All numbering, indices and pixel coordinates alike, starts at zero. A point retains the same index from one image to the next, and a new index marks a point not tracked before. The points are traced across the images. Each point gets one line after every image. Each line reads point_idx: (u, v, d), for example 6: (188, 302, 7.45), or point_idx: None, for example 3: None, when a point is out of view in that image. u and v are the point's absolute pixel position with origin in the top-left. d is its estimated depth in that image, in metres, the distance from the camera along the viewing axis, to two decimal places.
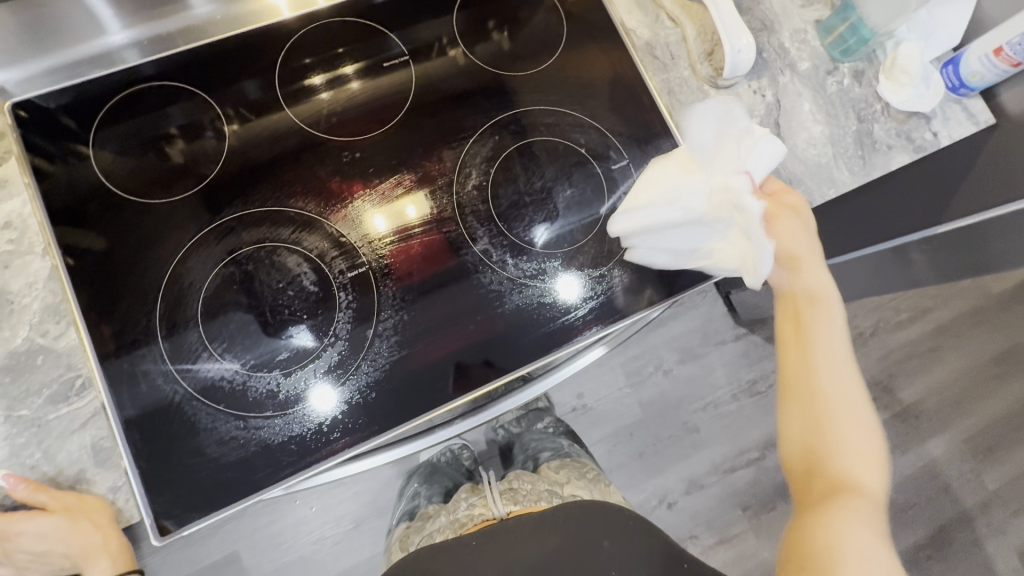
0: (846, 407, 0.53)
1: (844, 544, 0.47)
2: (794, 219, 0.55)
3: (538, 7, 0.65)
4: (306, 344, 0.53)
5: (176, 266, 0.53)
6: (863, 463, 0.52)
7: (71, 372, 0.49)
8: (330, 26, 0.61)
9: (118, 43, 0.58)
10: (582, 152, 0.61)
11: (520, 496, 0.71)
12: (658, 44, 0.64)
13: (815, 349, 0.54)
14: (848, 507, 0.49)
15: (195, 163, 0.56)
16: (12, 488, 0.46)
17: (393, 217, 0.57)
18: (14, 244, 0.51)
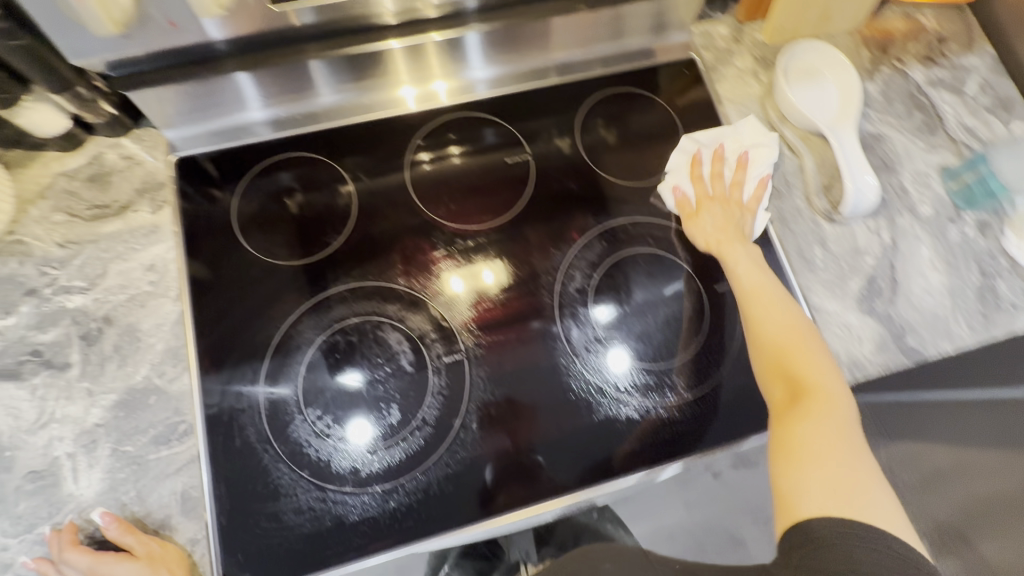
0: (791, 319, 0.51)
1: (812, 448, 0.44)
2: (709, 212, 0.59)
3: (646, 120, 0.67)
4: (355, 386, 0.54)
5: (288, 328, 0.56)
6: (812, 365, 0.49)
7: (177, 416, 0.52)
8: (451, 119, 0.65)
9: (255, 118, 0.62)
10: (686, 268, 0.61)
11: None
12: (774, 171, 0.64)
13: (744, 274, 0.55)
14: (807, 406, 0.47)
15: (321, 233, 0.60)
16: (105, 525, 0.47)
17: (470, 280, 0.59)
18: (153, 286, 0.55)
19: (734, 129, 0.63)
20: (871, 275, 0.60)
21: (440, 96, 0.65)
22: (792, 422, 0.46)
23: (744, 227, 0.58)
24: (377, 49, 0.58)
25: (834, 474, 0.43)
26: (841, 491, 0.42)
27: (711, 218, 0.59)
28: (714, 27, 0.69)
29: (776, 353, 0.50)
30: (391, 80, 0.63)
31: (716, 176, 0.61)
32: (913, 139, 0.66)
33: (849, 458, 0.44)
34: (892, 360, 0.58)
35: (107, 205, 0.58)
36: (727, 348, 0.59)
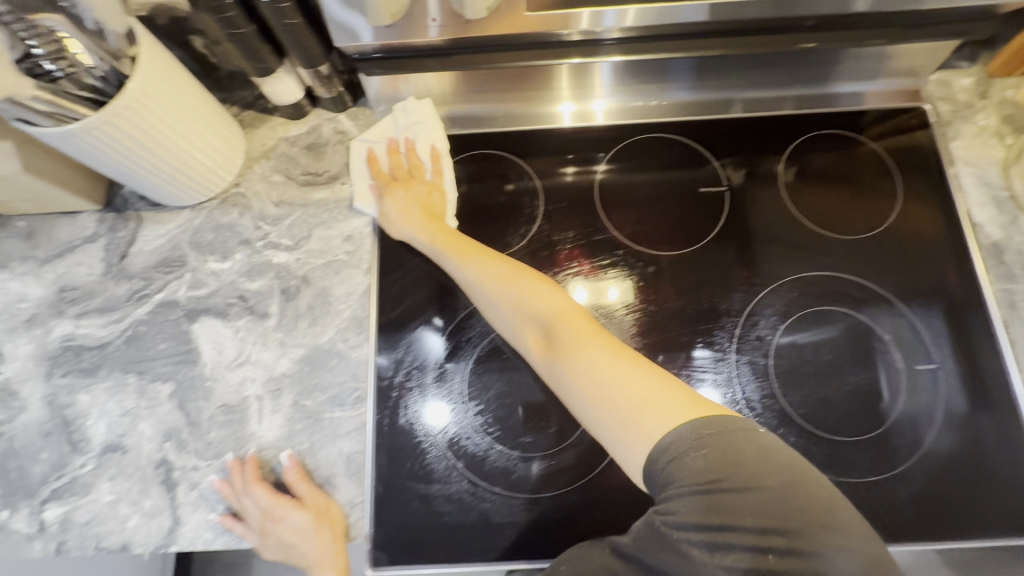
0: (461, 247, 0.55)
1: (603, 379, 0.42)
2: (404, 199, 0.58)
3: (837, 162, 0.62)
4: (473, 362, 0.56)
5: (463, 318, 0.57)
6: (538, 294, 0.49)
7: (353, 382, 0.55)
8: (630, 141, 0.64)
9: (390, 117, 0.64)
10: (885, 336, 0.55)
11: None
12: (1008, 248, 0.56)
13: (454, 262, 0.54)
14: (569, 343, 0.46)
15: (505, 231, 0.61)
16: (287, 468, 0.51)
17: (594, 294, 0.58)
18: (348, 255, 0.59)
19: (394, 114, 0.63)
20: None
21: (597, 116, 0.65)
22: (576, 370, 0.44)
23: (435, 204, 0.59)
24: (555, 63, 0.56)
25: (632, 389, 0.40)
26: (650, 411, 0.39)
27: (398, 203, 0.58)
28: (955, 78, 0.62)
29: (526, 306, 0.49)
30: (554, 94, 0.64)
31: (394, 166, 0.61)
32: None
33: (627, 367, 0.42)
34: None
35: (319, 173, 0.62)
36: (923, 437, 0.52)
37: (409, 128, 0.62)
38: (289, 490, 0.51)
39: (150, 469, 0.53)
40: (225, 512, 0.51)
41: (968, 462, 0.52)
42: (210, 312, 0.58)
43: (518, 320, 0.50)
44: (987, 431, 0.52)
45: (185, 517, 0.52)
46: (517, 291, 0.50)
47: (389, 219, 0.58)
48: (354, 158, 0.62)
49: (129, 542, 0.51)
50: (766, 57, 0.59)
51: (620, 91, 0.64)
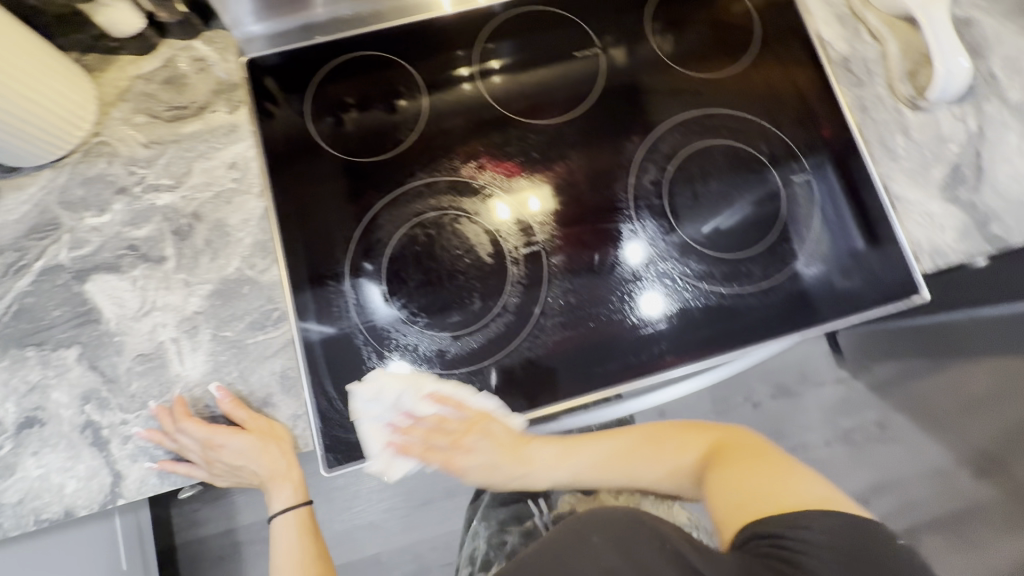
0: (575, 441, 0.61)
1: (749, 491, 0.51)
2: (461, 457, 0.57)
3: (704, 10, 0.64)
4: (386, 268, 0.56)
5: (369, 222, 0.57)
6: (676, 439, 0.59)
7: (271, 304, 0.54)
8: (511, 21, 0.63)
9: (253, 32, 0.61)
10: (762, 160, 0.59)
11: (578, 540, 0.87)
12: (855, 59, 0.61)
13: (570, 468, 0.60)
14: (715, 467, 0.54)
15: (392, 130, 0.60)
16: (220, 399, 0.50)
17: (516, 208, 0.57)
18: (236, 183, 0.57)
19: (366, 414, 0.52)
20: (956, 163, 0.59)
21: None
22: (721, 479, 0.53)
23: (500, 434, 0.54)
24: None
25: (762, 484, 0.51)
26: (776, 490, 0.50)
27: (479, 455, 0.57)
28: None
29: (665, 460, 0.58)
30: None
31: (432, 447, 0.55)
32: (1005, 23, 0.63)
33: (757, 473, 0.52)
34: (978, 247, 0.57)
35: (185, 106, 0.58)
36: (805, 238, 0.58)
37: (395, 390, 0.53)
38: (227, 420, 0.51)
39: (75, 434, 0.51)
40: (163, 458, 0.50)
41: (842, 251, 0.58)
42: (101, 268, 0.54)
43: (649, 463, 0.59)
44: (858, 225, 0.58)
45: (125, 470, 0.50)
46: (655, 456, 0.59)
47: (480, 478, 0.59)
48: (368, 443, 0.52)
49: (71, 507, 0.50)
50: None
51: None
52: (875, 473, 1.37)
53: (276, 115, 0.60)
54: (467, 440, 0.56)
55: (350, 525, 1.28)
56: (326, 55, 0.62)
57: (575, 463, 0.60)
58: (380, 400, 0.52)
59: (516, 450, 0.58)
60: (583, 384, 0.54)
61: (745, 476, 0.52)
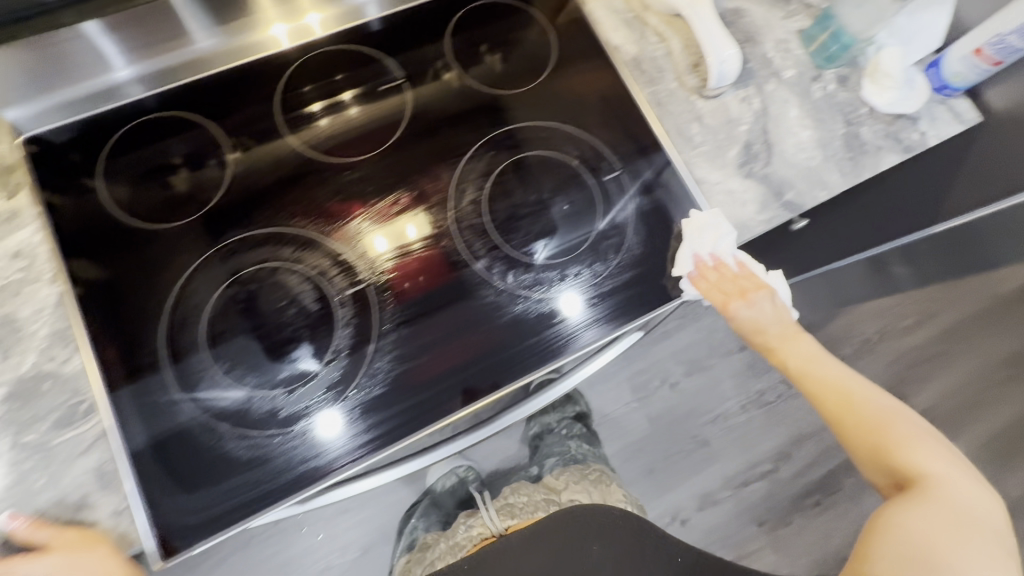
0: (872, 405, 0.57)
1: (910, 533, 0.51)
2: (798, 346, 0.60)
3: (530, 30, 0.67)
4: (205, 332, 0.53)
5: (180, 290, 0.54)
6: (913, 453, 0.54)
7: (77, 397, 0.50)
8: (329, 54, 0.63)
9: (124, 78, 0.60)
10: (575, 165, 0.61)
11: (516, 510, 0.91)
12: (645, 58, 0.65)
13: (805, 367, 0.59)
14: (913, 497, 0.52)
15: (198, 190, 0.58)
16: (12, 527, 0.45)
17: (394, 238, 0.58)
18: (24, 273, 0.52)
19: (699, 232, 0.58)
20: (747, 141, 0.64)
21: (315, 29, 0.64)
22: (899, 508, 0.52)
23: (750, 294, 0.60)
24: None
25: (918, 546, 0.50)
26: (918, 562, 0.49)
27: (755, 312, 0.60)
28: None
29: (892, 453, 0.55)
30: (261, 19, 0.62)
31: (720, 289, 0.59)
32: (771, 9, 0.69)
33: (925, 526, 0.50)
34: (776, 215, 0.62)
35: None
36: (625, 233, 0.60)
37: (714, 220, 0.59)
38: (28, 547, 0.46)
39: None
40: None
41: (663, 235, 0.60)
42: None
43: (854, 433, 0.57)
44: (674, 214, 0.61)
45: None
46: (853, 431, 0.56)
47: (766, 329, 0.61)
48: (677, 256, 0.59)
49: None
50: None
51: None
52: (791, 427, 1.45)
53: (87, 190, 0.58)
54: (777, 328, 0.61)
55: None
56: (130, 119, 0.60)
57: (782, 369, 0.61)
58: (699, 236, 0.58)
59: (753, 326, 0.60)
60: (433, 410, 0.53)
61: (917, 527, 0.50)
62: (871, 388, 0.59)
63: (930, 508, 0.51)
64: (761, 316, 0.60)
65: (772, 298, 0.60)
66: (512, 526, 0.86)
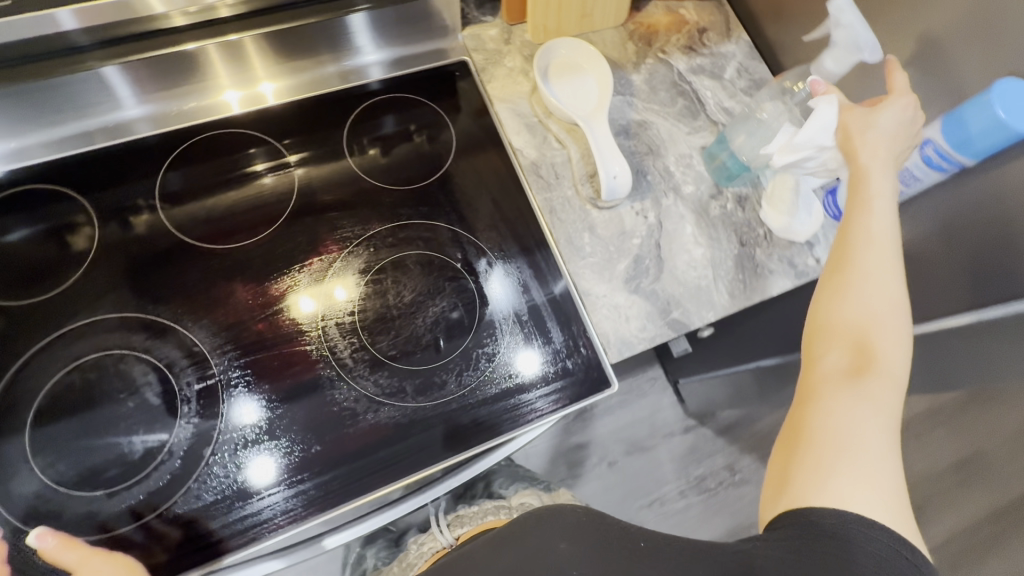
0: (880, 292, 0.46)
1: (850, 424, 0.41)
2: (875, 156, 0.51)
3: (450, 122, 0.68)
4: (31, 420, 0.51)
5: (16, 371, 0.53)
6: (889, 351, 0.45)
7: None
8: (241, 128, 0.65)
9: (132, 115, 0.64)
10: (456, 266, 0.61)
11: (466, 518, 0.64)
12: (544, 163, 0.66)
13: (874, 205, 0.49)
14: (867, 388, 0.43)
15: (65, 263, 0.58)
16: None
17: (322, 299, 0.58)
18: None
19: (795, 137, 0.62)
20: (638, 255, 0.63)
21: (267, 97, 0.67)
22: (834, 400, 0.43)
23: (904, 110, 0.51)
24: (173, 52, 0.59)
25: (860, 446, 0.40)
26: (846, 464, 0.39)
27: (889, 117, 0.51)
28: (484, 30, 0.72)
29: (856, 339, 0.45)
30: (213, 85, 0.65)
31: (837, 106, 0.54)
32: (676, 124, 0.70)
33: (862, 424, 0.41)
34: (659, 334, 0.60)
35: None
36: (499, 342, 0.58)
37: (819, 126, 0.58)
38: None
39: None
40: None
41: (545, 344, 0.59)
42: None
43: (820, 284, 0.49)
44: (552, 326, 0.59)
45: None
46: (841, 301, 0.46)
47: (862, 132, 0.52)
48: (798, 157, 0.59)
49: None
50: (332, 30, 0.65)
51: (277, 70, 0.66)
52: (729, 517, 1.40)
53: None
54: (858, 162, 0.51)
55: None
56: (7, 185, 0.60)
57: (866, 220, 0.48)
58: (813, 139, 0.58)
59: (853, 143, 0.52)
60: (296, 510, 0.51)
61: (854, 428, 0.41)
62: (891, 238, 0.48)
63: (865, 406, 0.42)
64: (870, 183, 0.50)
65: (908, 99, 0.51)
66: (463, 535, 0.61)
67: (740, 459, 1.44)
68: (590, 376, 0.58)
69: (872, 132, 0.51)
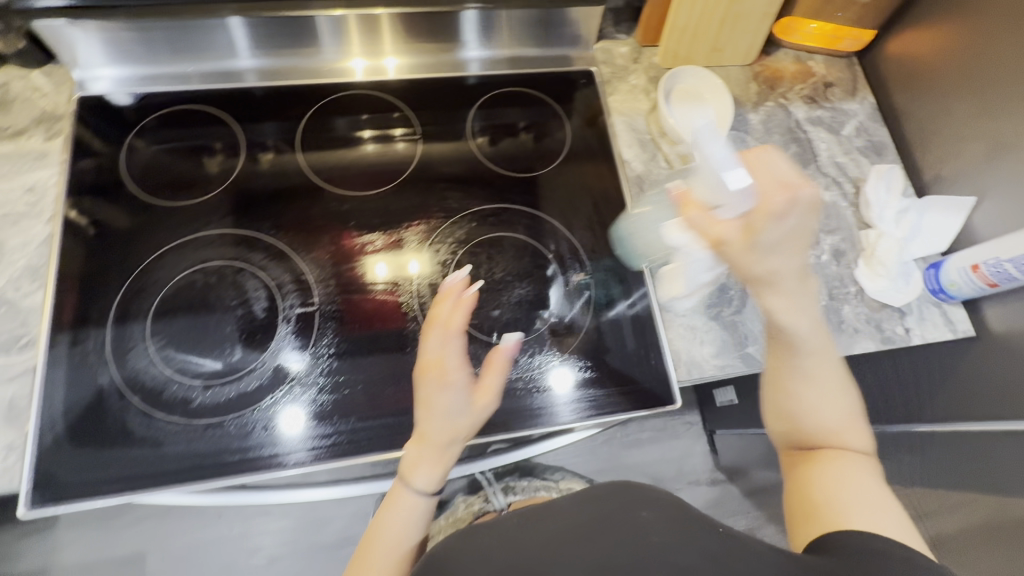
0: (821, 386, 0.50)
1: (846, 486, 0.45)
2: (777, 280, 0.47)
3: (563, 124, 0.72)
4: (156, 308, 0.57)
5: (150, 262, 0.59)
6: (844, 432, 0.50)
7: (22, 328, 0.54)
8: (368, 94, 0.71)
9: (243, 66, 0.69)
10: (548, 256, 0.64)
11: (516, 489, 0.76)
12: (649, 179, 0.68)
13: (802, 319, 0.48)
14: (835, 458, 0.48)
15: (206, 181, 0.64)
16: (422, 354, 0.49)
17: (393, 269, 0.61)
18: (29, 207, 0.58)
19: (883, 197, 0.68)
20: (725, 284, 0.64)
21: (388, 71, 0.72)
22: (814, 474, 0.47)
23: (795, 223, 0.46)
24: (318, 15, 0.65)
25: (860, 497, 0.44)
26: (859, 510, 0.43)
27: (779, 230, 0.46)
28: (615, 47, 0.75)
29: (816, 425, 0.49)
30: (345, 50, 0.71)
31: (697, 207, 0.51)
32: None
33: (856, 486, 0.45)
34: (731, 364, 0.61)
35: (2, 128, 0.61)
36: (574, 335, 0.61)
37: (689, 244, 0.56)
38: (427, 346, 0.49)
39: None
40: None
41: (615, 349, 0.61)
42: None
43: (765, 398, 0.53)
44: (626, 334, 0.61)
45: None
46: (788, 398, 0.51)
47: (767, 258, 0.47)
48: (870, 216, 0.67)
49: None
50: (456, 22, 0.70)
51: (412, 48, 0.72)
52: None
53: (105, 153, 0.63)
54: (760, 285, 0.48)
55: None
56: (170, 102, 0.67)
57: (805, 331, 0.48)
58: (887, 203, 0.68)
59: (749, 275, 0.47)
60: (336, 446, 0.54)
61: (866, 489, 0.45)
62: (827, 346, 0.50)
63: (857, 469, 0.47)
64: (778, 305, 0.47)
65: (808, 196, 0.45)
66: (515, 503, 0.73)
67: (763, 525, 1.39)
68: (647, 392, 0.59)
69: (761, 257, 0.47)
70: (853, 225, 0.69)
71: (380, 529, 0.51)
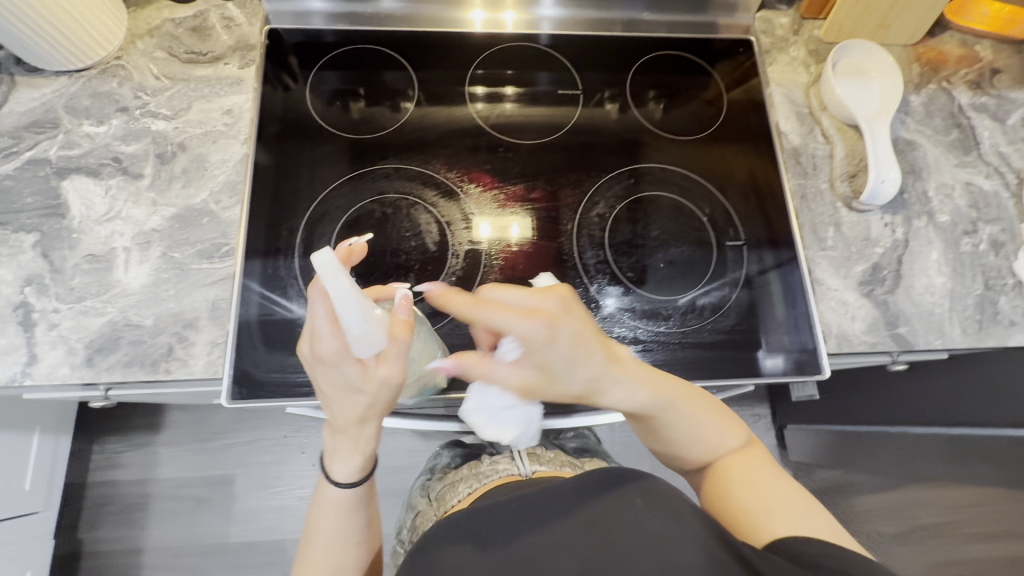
0: (694, 423, 0.48)
1: (749, 484, 0.47)
2: (598, 387, 0.41)
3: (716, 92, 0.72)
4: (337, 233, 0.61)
5: (331, 190, 0.63)
6: (724, 438, 0.50)
7: (223, 238, 0.58)
8: (529, 48, 0.72)
9: (313, 8, 0.70)
10: (703, 220, 0.66)
11: (543, 458, 0.61)
12: (805, 152, 0.68)
13: (619, 397, 0.43)
14: (728, 464, 0.49)
15: (377, 119, 0.67)
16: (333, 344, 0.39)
17: (497, 229, 0.62)
18: (226, 127, 0.62)
19: None
20: (877, 263, 0.64)
21: (507, 25, 0.73)
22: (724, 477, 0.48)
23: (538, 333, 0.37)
24: None
25: (765, 492, 0.46)
26: (781, 511, 0.44)
27: (562, 350, 0.38)
28: (777, 17, 0.74)
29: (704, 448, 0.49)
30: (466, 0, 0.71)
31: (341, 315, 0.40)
32: (945, 153, 0.69)
33: (763, 480, 0.47)
34: (881, 341, 0.61)
35: (202, 53, 0.65)
36: (727, 297, 0.63)
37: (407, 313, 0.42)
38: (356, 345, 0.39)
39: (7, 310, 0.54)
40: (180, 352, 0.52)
41: (761, 315, 0.62)
42: (82, 171, 0.59)
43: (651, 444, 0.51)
44: (775, 303, 0.63)
45: (42, 354, 0.53)
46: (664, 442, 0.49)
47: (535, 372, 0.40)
48: None
49: None
50: None
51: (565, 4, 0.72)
52: None
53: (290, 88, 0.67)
54: (592, 398, 0.42)
55: (262, 505, 1.26)
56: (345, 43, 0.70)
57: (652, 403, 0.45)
58: None
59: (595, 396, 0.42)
60: None
61: (770, 483, 0.46)
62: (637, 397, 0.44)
63: (753, 464, 0.48)
64: (613, 394, 0.43)
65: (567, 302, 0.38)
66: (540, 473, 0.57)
67: None
68: (792, 359, 0.60)
69: (563, 373, 0.39)
70: (1014, 217, 0.67)
71: (313, 528, 0.49)
